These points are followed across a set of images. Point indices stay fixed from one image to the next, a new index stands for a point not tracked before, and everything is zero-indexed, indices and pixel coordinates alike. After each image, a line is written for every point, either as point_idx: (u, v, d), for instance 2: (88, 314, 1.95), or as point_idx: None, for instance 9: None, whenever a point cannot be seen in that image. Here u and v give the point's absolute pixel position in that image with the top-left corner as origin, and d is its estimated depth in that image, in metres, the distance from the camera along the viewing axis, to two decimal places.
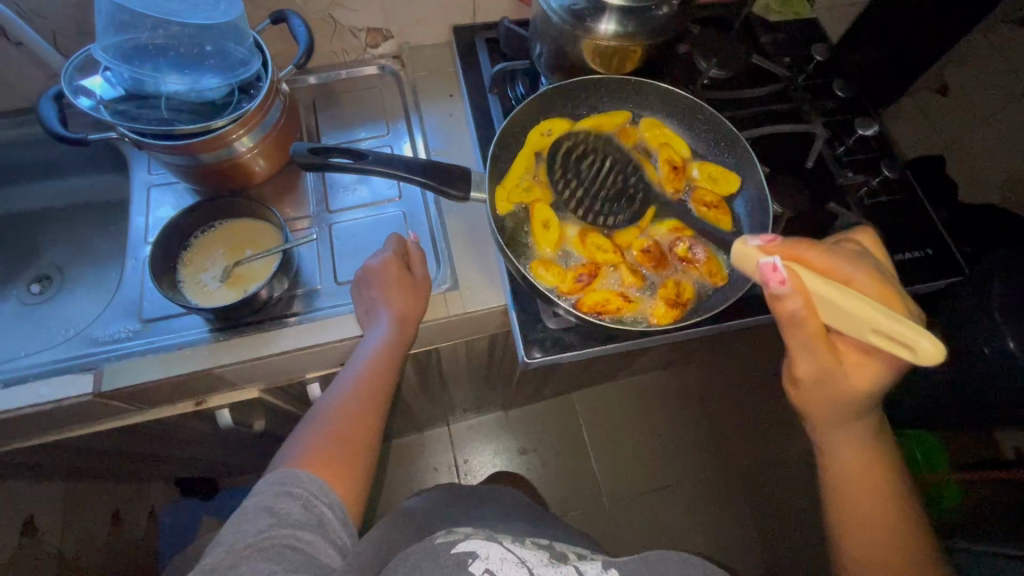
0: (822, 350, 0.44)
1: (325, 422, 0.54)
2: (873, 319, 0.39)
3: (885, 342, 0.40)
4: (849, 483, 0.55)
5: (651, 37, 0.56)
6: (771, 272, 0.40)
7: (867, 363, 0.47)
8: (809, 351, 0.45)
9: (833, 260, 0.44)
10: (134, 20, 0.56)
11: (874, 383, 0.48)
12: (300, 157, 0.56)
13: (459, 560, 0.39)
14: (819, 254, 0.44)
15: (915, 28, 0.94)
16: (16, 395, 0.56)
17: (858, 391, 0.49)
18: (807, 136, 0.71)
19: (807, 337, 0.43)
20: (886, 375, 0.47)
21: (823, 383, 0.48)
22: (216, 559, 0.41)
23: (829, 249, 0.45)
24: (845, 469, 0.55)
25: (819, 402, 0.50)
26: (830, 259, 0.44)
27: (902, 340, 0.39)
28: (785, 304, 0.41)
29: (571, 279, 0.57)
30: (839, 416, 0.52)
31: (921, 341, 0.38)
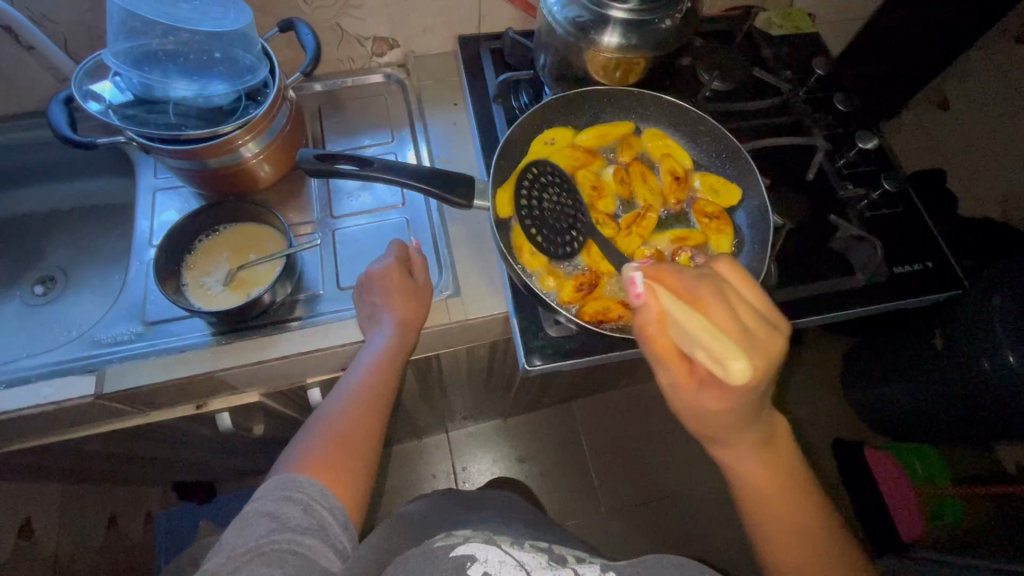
0: (673, 366, 0.41)
1: (327, 427, 0.54)
2: (704, 340, 0.37)
3: (713, 366, 0.37)
4: (765, 517, 0.49)
5: (655, 50, 0.57)
6: (631, 284, 0.38)
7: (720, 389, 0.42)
8: (660, 364, 0.42)
9: (688, 280, 0.40)
10: (145, 27, 0.57)
11: (729, 407, 0.43)
12: (306, 163, 0.56)
13: (458, 563, 0.39)
14: (679, 270, 0.40)
15: (912, 42, 0.96)
16: (18, 396, 0.56)
17: (723, 412, 0.43)
18: (808, 149, 0.72)
19: (657, 353, 0.41)
20: (734, 401, 0.42)
21: (694, 413, 0.45)
22: (217, 564, 0.41)
23: (688, 269, 0.41)
24: (761, 499, 0.49)
25: (685, 415, 0.46)
26: (687, 276, 0.40)
27: (719, 359, 0.37)
28: (642, 316, 0.39)
29: (571, 288, 0.57)
30: (728, 434, 0.46)
31: (739, 365, 0.36)
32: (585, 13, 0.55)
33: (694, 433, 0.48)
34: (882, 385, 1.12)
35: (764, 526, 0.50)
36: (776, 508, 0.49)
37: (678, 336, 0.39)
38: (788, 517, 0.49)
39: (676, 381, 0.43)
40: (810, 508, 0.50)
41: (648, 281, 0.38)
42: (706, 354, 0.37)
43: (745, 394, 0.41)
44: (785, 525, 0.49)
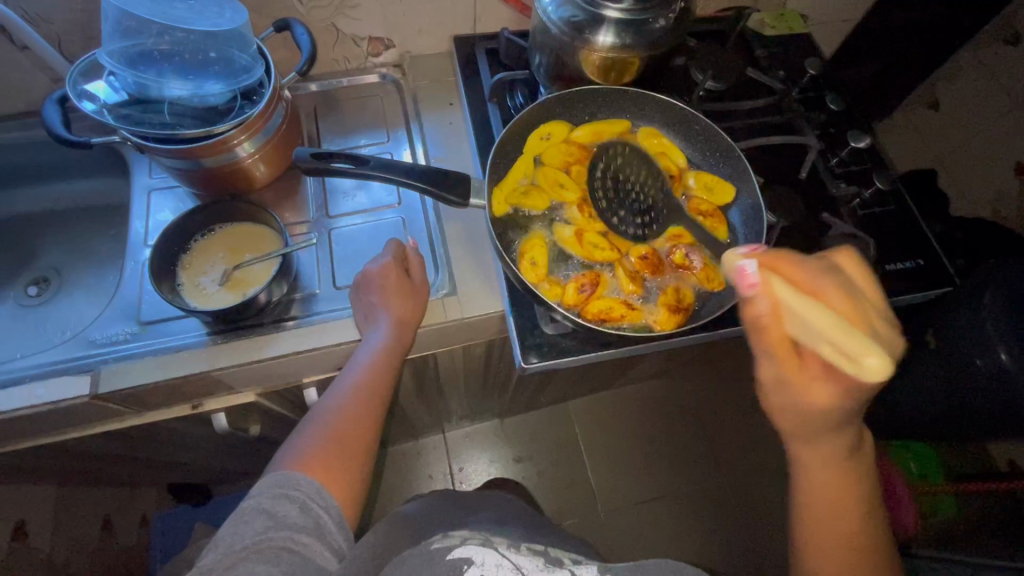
0: (783, 359, 0.42)
1: (324, 425, 0.54)
2: (825, 329, 0.38)
3: (834, 356, 0.38)
4: (821, 518, 0.50)
5: (648, 50, 0.57)
6: (745, 275, 0.39)
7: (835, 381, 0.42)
8: (771, 357, 0.43)
9: (807, 273, 0.41)
10: (140, 27, 0.57)
11: (839, 402, 0.43)
12: (302, 161, 0.57)
13: (454, 567, 0.39)
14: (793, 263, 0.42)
15: (903, 43, 0.97)
16: (12, 397, 0.56)
17: (827, 409, 0.44)
18: (801, 148, 0.73)
19: (770, 345, 0.42)
20: (848, 394, 0.43)
21: (795, 410, 0.45)
22: (213, 560, 0.42)
23: (808, 262, 0.42)
24: (825, 501, 0.50)
25: (784, 413, 0.47)
26: (805, 269, 0.41)
27: (851, 356, 0.37)
28: (754, 309, 0.40)
29: (573, 291, 0.57)
30: (813, 433, 0.47)
31: (868, 358, 0.36)
32: (580, 13, 0.56)
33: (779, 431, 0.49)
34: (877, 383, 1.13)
35: (817, 526, 0.50)
36: (835, 510, 0.49)
37: (795, 326, 0.39)
38: (847, 523, 0.49)
39: (784, 374, 0.43)
40: (871, 519, 0.50)
41: (763, 271, 0.39)
42: (823, 343, 0.38)
43: (861, 388, 0.42)
44: (837, 526, 0.49)
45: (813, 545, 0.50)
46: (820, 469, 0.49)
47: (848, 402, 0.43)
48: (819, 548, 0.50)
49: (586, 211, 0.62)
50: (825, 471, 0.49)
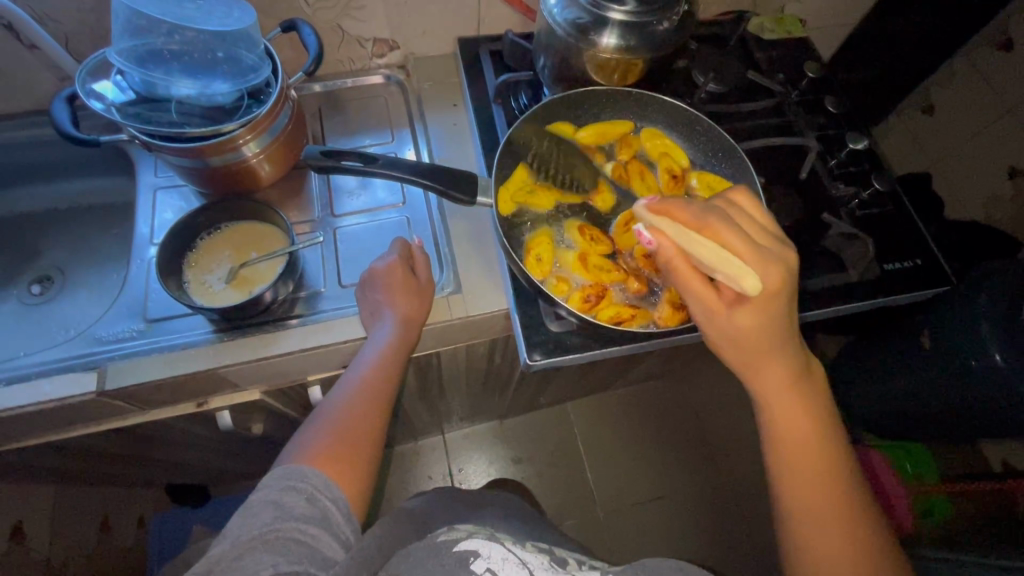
0: (700, 292, 0.46)
1: (331, 420, 0.54)
2: (712, 255, 0.43)
3: (728, 278, 0.43)
4: (790, 452, 0.51)
5: (652, 51, 0.58)
6: (638, 221, 0.44)
7: (750, 307, 0.45)
8: (688, 292, 0.47)
9: (703, 208, 0.45)
10: (151, 26, 0.57)
11: (762, 323, 0.46)
12: (313, 160, 0.58)
13: (460, 559, 0.40)
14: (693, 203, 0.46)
15: (898, 48, 0.98)
16: (19, 394, 0.56)
17: (756, 335, 0.47)
18: (800, 149, 0.74)
19: (680, 280, 0.46)
20: (766, 314, 0.46)
21: (726, 338, 0.48)
22: (221, 551, 0.42)
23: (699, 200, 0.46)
24: (788, 433, 0.51)
25: (722, 347, 0.49)
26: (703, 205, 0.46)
27: (739, 270, 0.43)
28: (660, 250, 0.46)
29: (578, 298, 0.57)
30: (757, 360, 0.49)
31: (748, 280, 0.43)
32: (585, 15, 0.56)
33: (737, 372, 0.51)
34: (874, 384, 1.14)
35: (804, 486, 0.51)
36: (801, 439, 0.51)
37: (692, 258, 0.44)
38: (812, 449, 0.51)
39: (707, 306, 0.47)
40: (833, 443, 0.52)
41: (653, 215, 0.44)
42: (715, 267, 0.43)
43: (770, 307, 0.45)
44: (805, 454, 0.51)
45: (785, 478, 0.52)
46: (777, 396, 0.51)
47: (770, 323, 0.47)
48: (792, 482, 0.51)
49: (586, 232, 0.61)
50: (783, 398, 0.51)
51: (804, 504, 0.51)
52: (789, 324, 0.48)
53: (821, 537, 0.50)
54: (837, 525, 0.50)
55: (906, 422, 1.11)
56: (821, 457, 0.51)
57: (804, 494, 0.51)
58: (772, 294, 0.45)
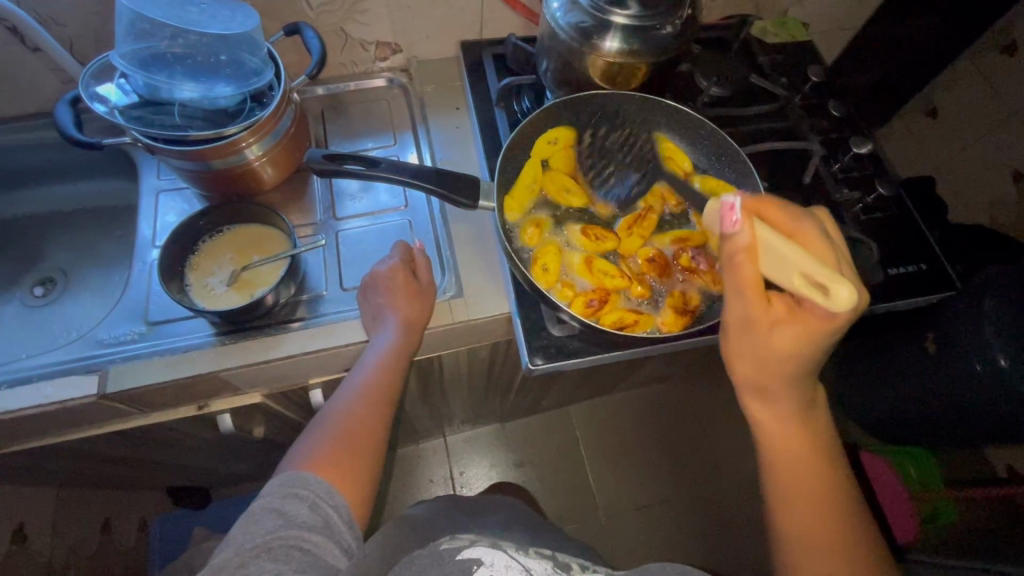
0: (755, 301, 0.43)
1: (332, 426, 0.54)
2: (799, 262, 0.41)
3: (805, 287, 0.41)
4: (789, 477, 0.50)
5: (655, 55, 0.58)
6: (728, 211, 0.41)
7: (795, 329, 0.44)
8: (742, 301, 0.44)
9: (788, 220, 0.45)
10: (154, 29, 0.57)
11: (801, 348, 0.45)
12: (314, 163, 0.57)
13: (463, 567, 0.40)
14: (778, 209, 0.45)
15: (903, 52, 0.98)
16: (20, 396, 0.56)
17: (793, 356, 0.45)
18: (804, 153, 0.73)
19: (741, 285, 0.43)
20: (809, 341, 0.44)
21: (762, 353, 0.46)
22: (223, 560, 0.42)
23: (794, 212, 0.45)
24: (787, 454, 0.50)
25: (742, 360, 0.48)
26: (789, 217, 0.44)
27: (821, 286, 0.40)
28: (734, 243, 0.42)
29: (581, 303, 0.57)
30: (773, 384, 0.48)
31: (840, 289, 0.40)
32: (588, 19, 0.56)
33: (743, 383, 0.50)
34: (877, 388, 1.13)
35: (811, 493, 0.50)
36: (800, 464, 0.50)
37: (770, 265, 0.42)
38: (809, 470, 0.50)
39: (755, 318, 0.44)
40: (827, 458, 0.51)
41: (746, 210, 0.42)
42: (796, 275, 0.41)
43: (825, 334, 0.44)
44: (803, 479, 0.50)
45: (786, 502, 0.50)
46: (779, 418, 0.50)
47: (804, 353, 0.45)
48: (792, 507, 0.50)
49: (589, 234, 0.61)
50: (784, 420, 0.50)
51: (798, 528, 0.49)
52: (817, 361, 0.47)
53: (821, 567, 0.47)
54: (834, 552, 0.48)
55: (909, 426, 1.11)
56: (818, 479, 0.50)
57: (806, 524, 0.49)
58: (825, 324, 0.43)
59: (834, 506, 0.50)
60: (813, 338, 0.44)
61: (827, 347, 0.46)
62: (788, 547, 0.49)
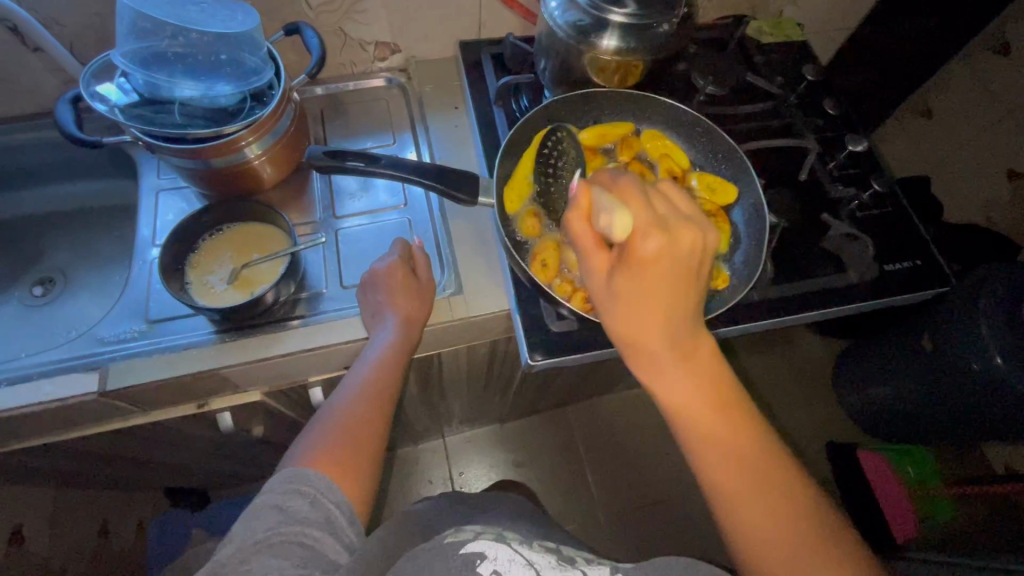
0: (589, 254, 0.43)
1: (334, 423, 0.54)
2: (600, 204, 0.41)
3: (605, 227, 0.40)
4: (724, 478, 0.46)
5: (652, 53, 0.59)
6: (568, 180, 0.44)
7: (626, 272, 0.42)
8: (582, 258, 0.44)
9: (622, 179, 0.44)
10: (155, 28, 0.57)
11: (640, 299, 0.42)
12: (315, 159, 0.58)
13: (467, 561, 0.40)
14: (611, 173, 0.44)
15: (897, 52, 0.99)
16: (21, 394, 0.56)
17: (637, 313, 0.43)
18: (800, 151, 0.74)
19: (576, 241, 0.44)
20: (641, 289, 0.42)
21: (613, 315, 0.44)
22: (228, 555, 0.42)
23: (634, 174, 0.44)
24: (692, 425, 0.46)
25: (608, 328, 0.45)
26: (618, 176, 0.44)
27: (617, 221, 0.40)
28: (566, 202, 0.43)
29: (580, 299, 0.57)
30: (648, 355, 0.45)
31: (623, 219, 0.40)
32: (585, 17, 0.57)
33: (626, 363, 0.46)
34: (875, 386, 1.14)
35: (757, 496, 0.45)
36: (709, 426, 0.46)
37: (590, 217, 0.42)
38: (720, 433, 0.46)
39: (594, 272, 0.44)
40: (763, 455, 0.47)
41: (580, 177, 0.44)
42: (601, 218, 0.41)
43: (651, 279, 0.41)
44: (720, 450, 0.46)
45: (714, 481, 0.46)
46: (673, 383, 0.45)
47: (659, 295, 0.42)
48: (726, 491, 0.45)
49: None
50: (679, 382, 0.45)
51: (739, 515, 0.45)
52: (682, 305, 0.43)
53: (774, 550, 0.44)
54: (783, 520, 0.44)
55: (907, 424, 1.11)
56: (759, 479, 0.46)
57: (751, 519, 0.44)
58: (653, 259, 0.41)
59: (770, 480, 0.46)
60: (648, 287, 0.42)
61: (681, 284, 0.42)
62: (744, 549, 0.45)
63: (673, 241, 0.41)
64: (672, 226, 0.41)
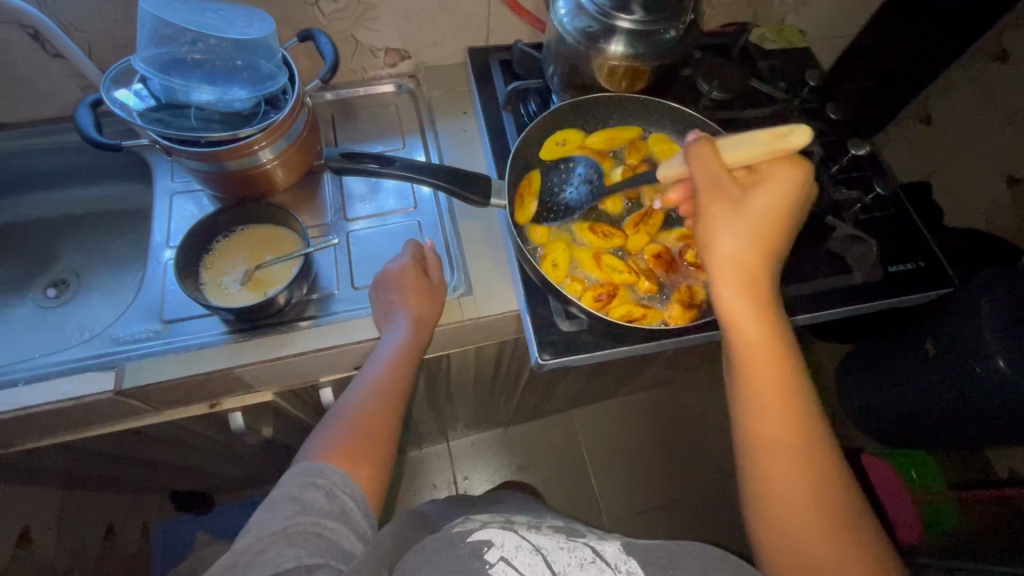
0: (723, 172, 0.47)
1: (347, 419, 0.55)
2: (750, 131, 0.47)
3: (767, 142, 0.46)
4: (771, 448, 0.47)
5: (659, 58, 0.60)
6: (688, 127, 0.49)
7: (763, 189, 0.47)
8: (715, 178, 0.47)
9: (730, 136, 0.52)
10: (175, 34, 0.59)
11: (772, 215, 0.47)
12: (332, 161, 0.59)
13: (474, 548, 0.42)
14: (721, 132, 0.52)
15: (898, 58, 1.00)
16: (38, 393, 0.57)
17: (763, 232, 0.47)
18: (804, 155, 0.75)
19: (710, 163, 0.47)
20: (779, 206, 0.47)
21: (742, 232, 0.47)
22: (245, 545, 0.43)
23: None
24: (756, 364, 0.48)
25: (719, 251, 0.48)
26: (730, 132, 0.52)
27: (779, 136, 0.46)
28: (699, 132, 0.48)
29: (590, 297, 0.58)
30: (745, 283, 0.49)
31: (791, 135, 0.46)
32: (593, 23, 0.58)
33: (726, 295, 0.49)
34: (878, 389, 1.14)
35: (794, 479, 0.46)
36: (769, 368, 0.48)
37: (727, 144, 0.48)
38: (777, 383, 0.48)
39: (727, 188, 0.47)
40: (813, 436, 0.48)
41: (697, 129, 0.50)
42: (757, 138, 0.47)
43: (790, 198, 0.47)
44: (775, 401, 0.48)
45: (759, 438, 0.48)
46: (749, 316, 0.49)
47: (783, 221, 0.48)
48: (768, 453, 0.47)
49: (597, 231, 0.62)
50: (751, 317, 0.49)
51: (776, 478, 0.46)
52: (787, 241, 0.49)
53: (808, 521, 0.45)
54: (819, 492, 0.46)
55: (911, 427, 1.12)
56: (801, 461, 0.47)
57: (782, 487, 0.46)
58: (785, 184, 0.47)
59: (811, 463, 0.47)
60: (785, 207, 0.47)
61: (795, 218, 0.48)
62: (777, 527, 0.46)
63: (806, 176, 0.47)
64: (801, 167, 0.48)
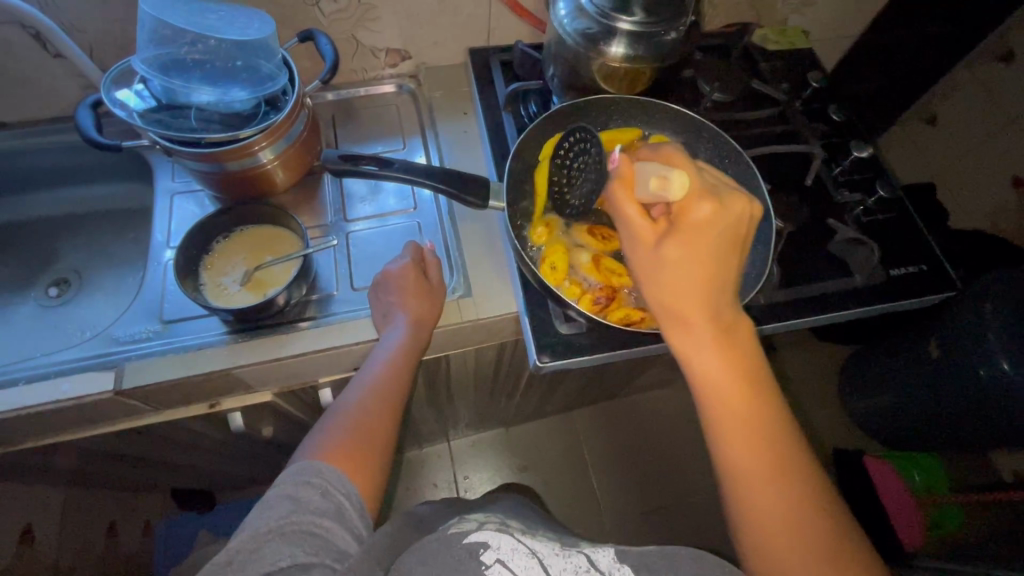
0: (636, 216, 0.44)
1: (345, 419, 0.55)
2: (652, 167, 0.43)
3: (657, 182, 0.42)
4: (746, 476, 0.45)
5: (659, 60, 0.60)
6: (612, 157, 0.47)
7: (677, 235, 0.43)
8: (627, 225, 0.45)
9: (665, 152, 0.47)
10: (174, 35, 0.59)
11: (687, 260, 0.43)
12: (330, 162, 0.59)
13: (470, 550, 0.42)
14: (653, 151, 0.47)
15: (903, 59, 0.99)
16: (38, 392, 0.57)
17: (680, 275, 0.43)
18: (806, 157, 0.75)
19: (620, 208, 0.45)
20: (692, 250, 0.43)
21: (653, 280, 0.44)
22: (240, 543, 0.43)
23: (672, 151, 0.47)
24: (725, 407, 0.45)
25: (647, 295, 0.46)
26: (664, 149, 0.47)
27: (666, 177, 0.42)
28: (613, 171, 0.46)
29: (589, 300, 0.58)
30: (687, 325, 0.45)
31: (674, 180, 0.42)
32: (594, 25, 0.58)
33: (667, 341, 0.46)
34: (880, 392, 1.14)
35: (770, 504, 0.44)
36: (728, 406, 0.45)
37: (639, 182, 0.44)
38: (747, 421, 0.45)
39: (638, 235, 0.45)
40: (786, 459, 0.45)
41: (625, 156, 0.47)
42: (652, 178, 0.43)
43: (700, 240, 0.42)
44: (747, 441, 0.45)
45: (738, 484, 0.45)
46: (700, 356, 0.45)
47: (705, 263, 0.43)
48: (750, 495, 0.44)
49: (597, 234, 0.62)
50: (704, 357, 0.45)
51: (762, 521, 0.44)
52: (726, 275, 0.44)
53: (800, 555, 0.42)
54: (795, 512, 0.44)
55: (913, 430, 1.11)
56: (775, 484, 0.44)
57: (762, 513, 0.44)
58: (703, 225, 0.42)
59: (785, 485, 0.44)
60: (698, 250, 0.43)
61: (723, 253, 0.43)
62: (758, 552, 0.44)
63: (726, 216, 0.42)
64: (723, 195, 0.43)
